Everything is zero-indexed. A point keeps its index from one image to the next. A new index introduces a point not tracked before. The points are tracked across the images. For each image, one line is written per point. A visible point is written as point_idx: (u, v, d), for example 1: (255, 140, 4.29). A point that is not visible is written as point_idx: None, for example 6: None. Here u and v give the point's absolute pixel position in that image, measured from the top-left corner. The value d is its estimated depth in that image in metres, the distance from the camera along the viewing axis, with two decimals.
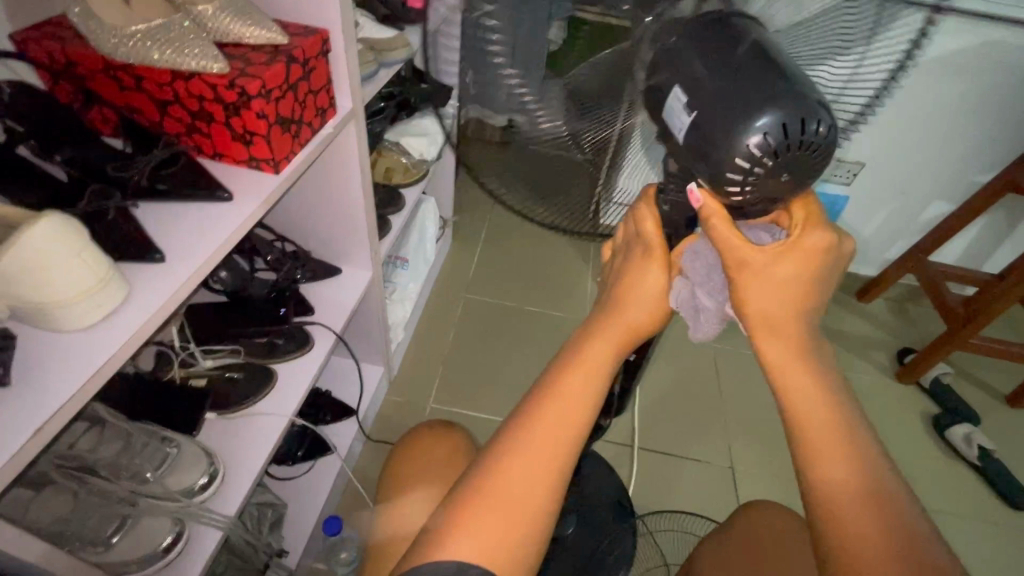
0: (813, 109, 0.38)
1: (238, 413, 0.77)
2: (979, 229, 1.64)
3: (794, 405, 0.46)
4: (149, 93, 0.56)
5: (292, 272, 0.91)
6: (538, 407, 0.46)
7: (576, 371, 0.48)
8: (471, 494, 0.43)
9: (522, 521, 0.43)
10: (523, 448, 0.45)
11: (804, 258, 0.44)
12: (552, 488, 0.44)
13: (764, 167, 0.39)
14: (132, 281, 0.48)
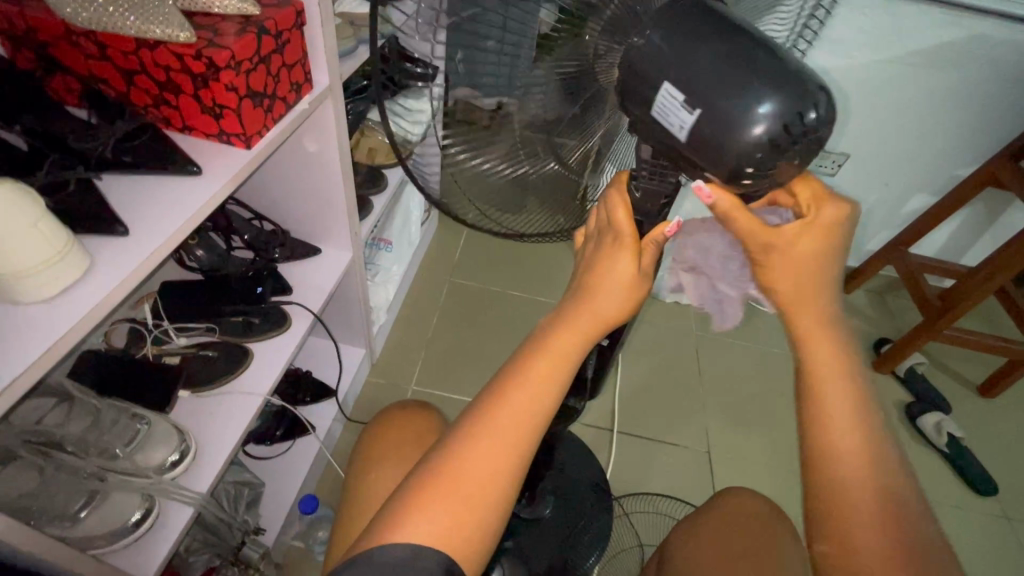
0: (811, 95, 0.38)
1: (211, 391, 0.76)
2: (958, 222, 1.67)
3: (812, 367, 0.48)
4: (113, 62, 0.54)
5: (268, 252, 0.90)
6: (502, 391, 0.46)
7: (546, 359, 0.48)
8: (430, 477, 0.43)
9: (480, 501, 0.43)
10: (489, 432, 0.44)
11: (821, 234, 0.46)
12: (512, 469, 0.45)
13: (770, 155, 0.39)
14: (94, 255, 0.47)
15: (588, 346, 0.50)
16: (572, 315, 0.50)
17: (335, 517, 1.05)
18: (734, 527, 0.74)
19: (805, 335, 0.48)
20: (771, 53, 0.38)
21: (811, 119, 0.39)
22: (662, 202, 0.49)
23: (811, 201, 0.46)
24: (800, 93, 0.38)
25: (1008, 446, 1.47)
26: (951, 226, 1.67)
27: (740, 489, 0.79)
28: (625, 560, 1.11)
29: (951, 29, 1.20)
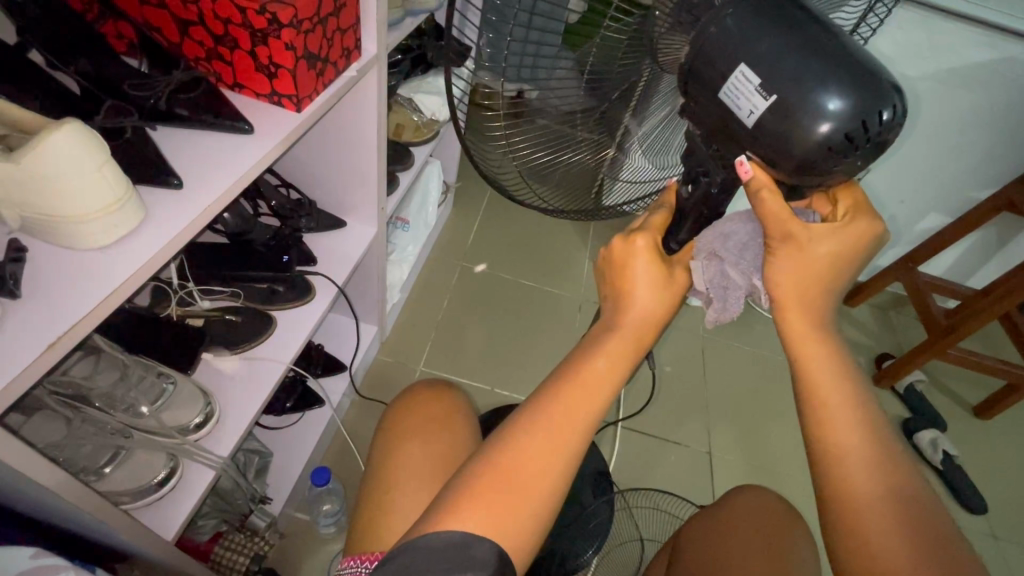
0: (887, 99, 0.40)
1: (234, 355, 0.76)
2: (969, 244, 1.69)
3: (808, 376, 0.51)
4: (170, 11, 0.53)
5: (295, 221, 0.89)
6: (557, 393, 0.46)
7: (605, 358, 0.48)
8: (482, 471, 0.43)
9: (529, 500, 0.42)
10: (550, 428, 0.44)
11: (847, 239, 0.48)
12: (559, 478, 0.44)
13: (839, 147, 0.40)
14: (148, 206, 0.46)
15: (643, 347, 0.50)
16: (630, 309, 0.49)
17: (343, 491, 1.05)
18: (756, 526, 0.75)
19: (802, 351, 0.51)
20: (847, 62, 0.39)
21: (879, 123, 0.40)
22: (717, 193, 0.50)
23: (847, 214, 0.49)
24: (872, 96, 0.39)
25: (1000, 467, 1.50)
26: (962, 247, 1.69)
27: (761, 493, 0.79)
28: (626, 553, 1.12)
29: (985, 50, 1.20)
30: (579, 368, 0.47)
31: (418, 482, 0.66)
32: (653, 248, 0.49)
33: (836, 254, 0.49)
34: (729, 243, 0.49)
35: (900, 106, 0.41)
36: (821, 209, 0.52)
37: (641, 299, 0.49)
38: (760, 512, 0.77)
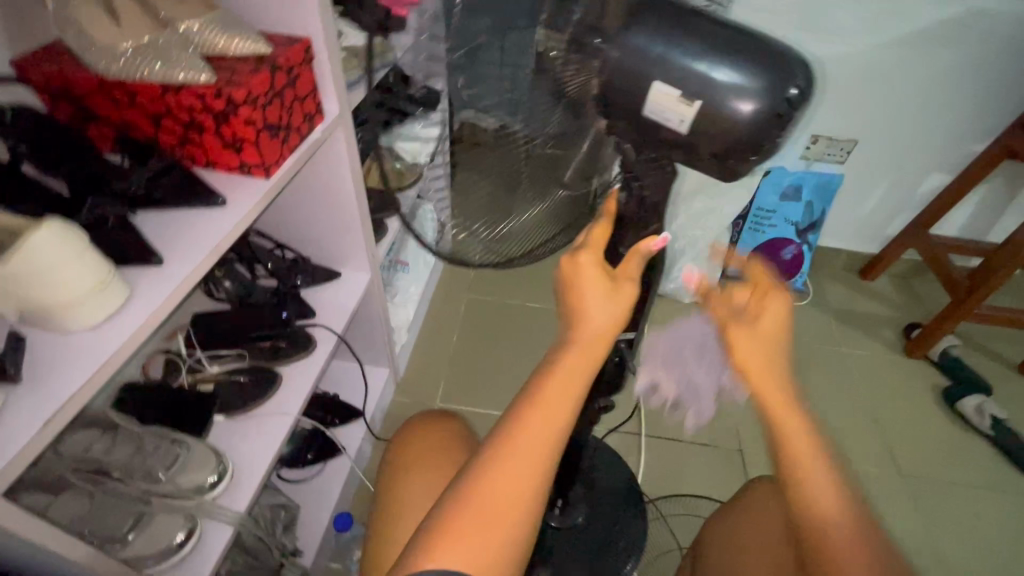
0: (794, 73, 0.41)
1: (244, 414, 0.80)
2: (978, 199, 1.65)
3: (784, 438, 0.49)
4: (142, 108, 0.59)
5: (292, 279, 0.96)
6: (520, 413, 0.47)
7: (565, 372, 0.49)
8: (459, 501, 0.45)
9: (505, 518, 0.44)
10: (519, 452, 0.45)
11: (773, 322, 0.52)
12: (531, 497, 0.45)
13: (774, 117, 0.42)
14: (134, 283, 0.51)
15: (603, 357, 0.51)
16: (584, 322, 0.50)
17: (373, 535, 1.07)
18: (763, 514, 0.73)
19: (782, 419, 0.50)
20: (746, 48, 0.41)
21: (794, 95, 0.42)
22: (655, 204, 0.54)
23: (765, 298, 0.53)
24: (777, 69, 0.41)
25: None
26: (972, 202, 1.66)
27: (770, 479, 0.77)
28: (666, 565, 1.09)
29: None
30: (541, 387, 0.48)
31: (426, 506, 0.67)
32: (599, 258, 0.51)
33: (775, 328, 0.52)
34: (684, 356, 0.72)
35: (808, 79, 0.43)
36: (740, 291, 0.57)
37: (589, 314, 0.50)
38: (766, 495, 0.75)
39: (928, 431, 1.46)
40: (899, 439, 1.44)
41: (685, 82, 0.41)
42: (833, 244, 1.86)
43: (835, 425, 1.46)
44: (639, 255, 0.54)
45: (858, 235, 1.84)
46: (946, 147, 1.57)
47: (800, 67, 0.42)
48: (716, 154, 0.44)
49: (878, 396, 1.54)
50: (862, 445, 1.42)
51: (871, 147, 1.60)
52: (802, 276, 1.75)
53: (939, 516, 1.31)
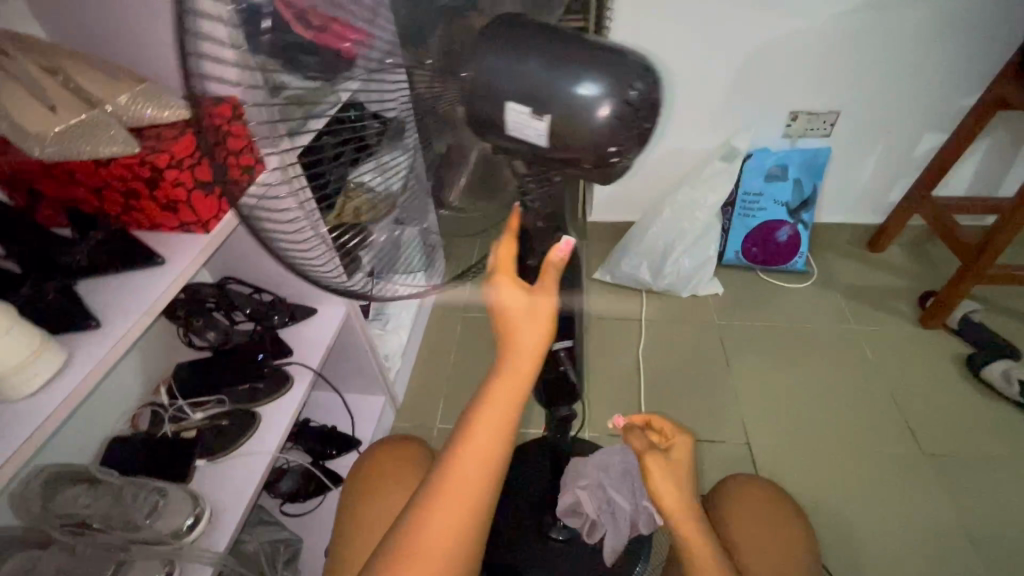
0: (633, 72, 0.41)
1: (224, 457, 0.83)
2: (982, 154, 1.57)
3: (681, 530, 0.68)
4: (81, 183, 0.64)
5: (270, 320, 0.98)
6: (453, 453, 0.48)
7: (493, 408, 0.50)
8: (399, 546, 0.46)
9: (445, 559, 0.46)
10: (454, 493, 0.47)
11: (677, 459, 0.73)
12: (468, 533, 0.47)
13: (626, 116, 0.41)
14: (74, 349, 0.55)
15: (530, 383, 0.51)
16: (509, 353, 0.51)
17: None
18: (690, 480, 0.75)
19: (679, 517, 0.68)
20: (585, 54, 0.40)
21: (635, 96, 0.41)
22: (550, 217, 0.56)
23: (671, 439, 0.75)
24: (618, 69, 0.40)
25: None
26: (976, 158, 1.57)
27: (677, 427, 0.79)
28: None
29: None
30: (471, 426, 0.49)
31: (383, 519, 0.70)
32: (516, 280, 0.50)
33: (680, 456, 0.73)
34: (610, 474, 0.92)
35: (652, 76, 0.43)
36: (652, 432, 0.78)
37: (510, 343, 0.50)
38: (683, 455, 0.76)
39: (952, 404, 1.39)
40: (922, 416, 1.37)
41: (529, 102, 0.40)
42: (833, 219, 1.79)
43: (848, 406, 1.41)
44: (552, 269, 0.52)
45: (860, 207, 1.77)
46: (936, 106, 1.52)
47: (636, 72, 0.41)
48: (589, 161, 0.43)
49: (894, 372, 1.47)
50: (883, 426, 1.36)
51: (855, 115, 1.55)
52: (801, 257, 1.69)
53: (968, 492, 1.24)
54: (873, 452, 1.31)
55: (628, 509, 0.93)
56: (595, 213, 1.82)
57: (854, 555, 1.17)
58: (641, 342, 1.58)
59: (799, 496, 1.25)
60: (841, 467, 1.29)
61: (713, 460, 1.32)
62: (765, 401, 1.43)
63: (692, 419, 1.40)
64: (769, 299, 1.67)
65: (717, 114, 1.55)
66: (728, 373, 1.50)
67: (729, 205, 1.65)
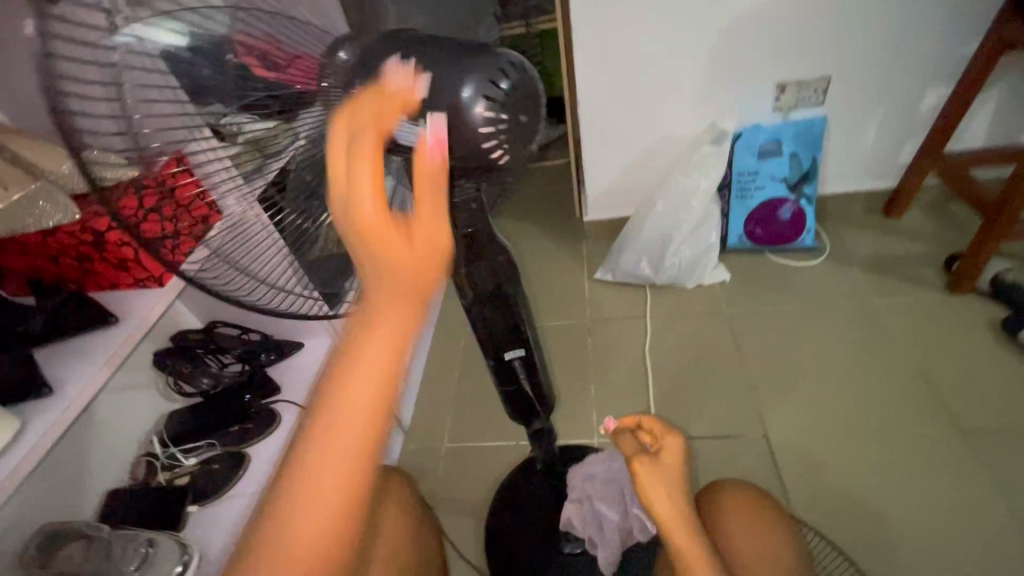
0: (499, 68, 0.42)
1: (214, 501, 0.87)
2: (995, 103, 1.46)
3: (674, 543, 0.59)
4: (38, 254, 0.67)
5: (257, 358, 1.00)
6: (331, 394, 0.41)
7: (364, 363, 0.41)
8: (280, 500, 0.42)
9: (334, 510, 0.42)
10: (324, 458, 0.41)
11: (671, 462, 0.65)
12: (360, 486, 0.42)
13: (501, 118, 0.42)
14: (31, 416, 0.57)
15: (411, 328, 0.41)
16: (376, 293, 0.40)
17: None
18: (684, 482, 0.65)
19: (669, 526, 0.60)
20: (452, 59, 0.41)
21: (508, 87, 0.42)
22: (471, 233, 0.54)
23: (662, 438, 0.68)
24: (482, 70, 0.41)
25: None
26: (990, 107, 1.47)
27: (670, 424, 0.69)
28: None
29: None
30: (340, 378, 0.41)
31: (363, 514, 0.76)
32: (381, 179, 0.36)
33: (675, 458, 0.65)
34: (599, 491, 0.91)
35: (522, 70, 0.44)
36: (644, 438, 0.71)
37: (371, 270, 0.39)
38: (677, 455, 0.66)
39: (988, 374, 1.30)
40: (956, 390, 1.28)
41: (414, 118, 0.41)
42: (842, 188, 1.70)
43: (873, 386, 1.33)
44: (424, 177, 0.40)
45: (870, 174, 1.67)
46: (936, 59, 1.43)
47: (509, 63, 0.43)
48: (476, 162, 0.45)
49: (922, 345, 1.38)
50: (912, 405, 1.27)
51: (849, 79, 1.47)
52: (810, 233, 1.61)
53: (1014, 468, 1.15)
54: (904, 433, 1.23)
55: (617, 519, 0.89)
56: (590, 212, 1.78)
57: (890, 546, 1.09)
58: (648, 339, 1.53)
59: (825, 487, 1.18)
60: (869, 451, 1.22)
61: (731, 456, 1.26)
62: (782, 388, 1.37)
63: (706, 414, 1.35)
64: (779, 280, 1.60)
65: (700, 97, 1.50)
66: (741, 363, 1.44)
67: (725, 187, 1.59)
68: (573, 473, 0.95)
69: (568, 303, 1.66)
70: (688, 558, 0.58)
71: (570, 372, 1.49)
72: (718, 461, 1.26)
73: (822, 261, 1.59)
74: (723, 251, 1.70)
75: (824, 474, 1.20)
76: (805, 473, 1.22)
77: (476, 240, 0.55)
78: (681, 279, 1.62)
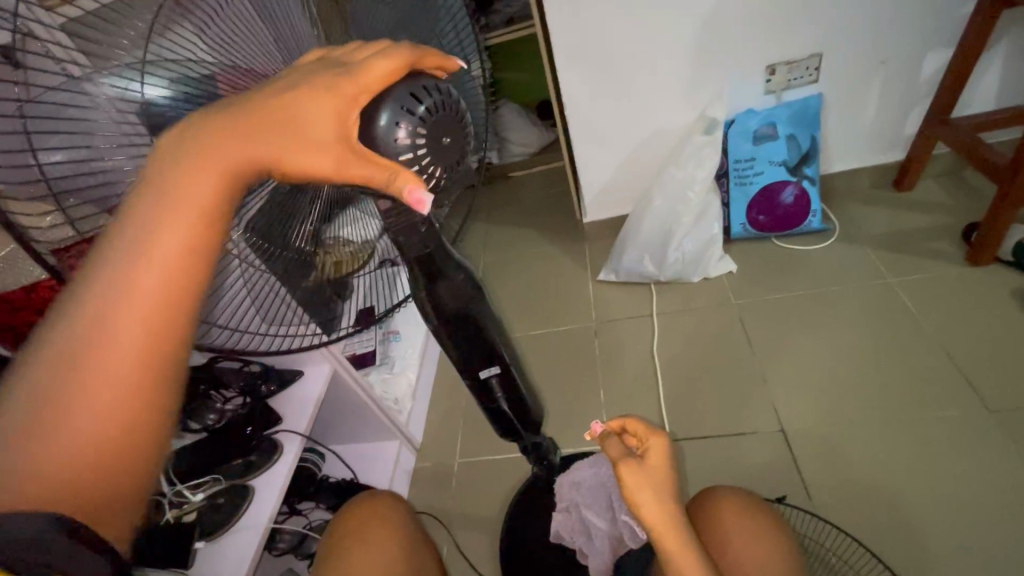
0: (415, 91, 0.42)
1: (222, 535, 0.87)
2: (1000, 62, 1.40)
3: (665, 549, 0.60)
4: None
5: (258, 390, 1.02)
6: (120, 288, 0.39)
7: (174, 220, 0.39)
8: (50, 407, 0.38)
9: (115, 420, 0.39)
10: (117, 315, 0.39)
11: (658, 462, 0.64)
12: (149, 396, 0.40)
13: (423, 140, 0.43)
14: None
15: (223, 213, 0.40)
16: (209, 153, 0.39)
17: None
18: (673, 483, 0.64)
19: (659, 532, 0.60)
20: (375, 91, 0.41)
21: (425, 111, 0.43)
22: (431, 253, 0.56)
23: (646, 438, 0.66)
24: (396, 95, 0.42)
25: None
26: (995, 68, 1.40)
27: (654, 424, 0.68)
28: None
29: None
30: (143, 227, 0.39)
31: (356, 540, 0.74)
32: (321, 109, 0.38)
33: (662, 458, 0.65)
34: (584, 495, 0.89)
35: (440, 89, 0.44)
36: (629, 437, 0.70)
37: (229, 149, 0.38)
38: (663, 456, 0.65)
39: (1017, 348, 1.23)
40: (983, 367, 1.22)
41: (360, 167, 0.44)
42: (848, 165, 1.64)
43: (894, 369, 1.27)
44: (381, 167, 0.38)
45: (875, 148, 1.61)
46: (931, 24, 1.37)
47: (424, 86, 0.43)
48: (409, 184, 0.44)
49: (943, 322, 1.32)
50: (937, 386, 1.21)
51: (841, 54, 1.42)
52: (817, 215, 1.55)
53: None
54: (929, 417, 1.18)
55: (606, 526, 0.86)
56: (589, 212, 1.76)
57: (920, 538, 1.04)
58: (656, 338, 1.49)
59: (848, 479, 1.13)
60: (892, 439, 1.17)
61: (748, 453, 1.22)
62: (798, 378, 1.32)
63: (720, 411, 1.31)
64: (788, 267, 1.55)
65: (687, 88, 1.47)
66: (754, 355, 1.39)
67: (723, 175, 1.55)
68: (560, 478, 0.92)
69: (574, 307, 1.64)
70: (679, 562, 0.59)
71: (578, 377, 1.47)
72: (735, 459, 1.22)
73: (831, 243, 1.54)
74: (729, 240, 1.66)
75: (846, 465, 1.15)
76: (825, 465, 1.16)
77: (435, 262, 0.57)
78: (685, 274, 1.58)
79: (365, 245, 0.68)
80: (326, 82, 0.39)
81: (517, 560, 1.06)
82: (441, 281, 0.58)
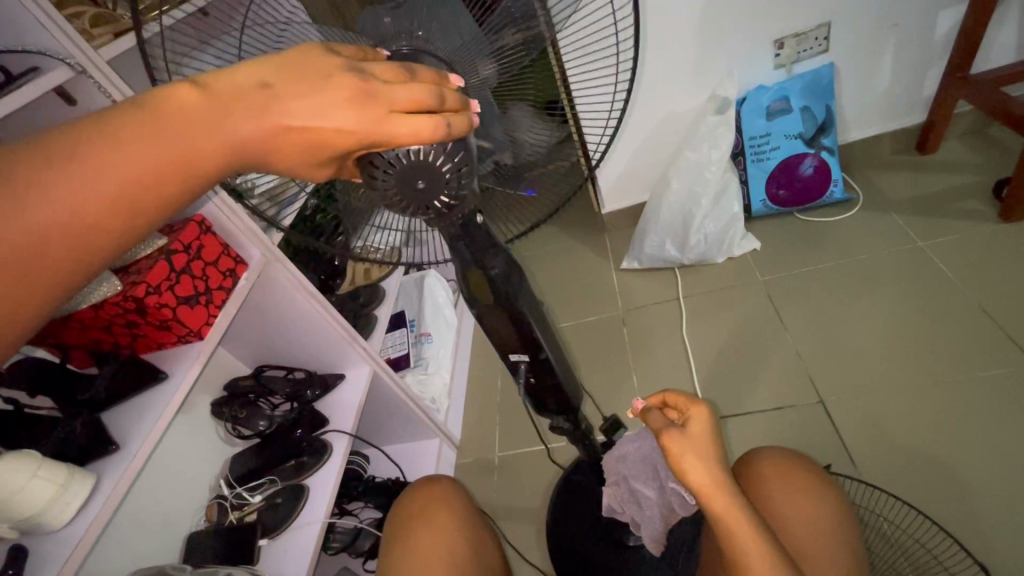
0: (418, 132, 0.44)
1: (283, 533, 0.92)
2: (1016, 13, 1.37)
3: (715, 512, 0.60)
4: (94, 327, 0.74)
5: (305, 395, 1.04)
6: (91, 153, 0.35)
7: (177, 128, 0.37)
8: None
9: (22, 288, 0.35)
10: (24, 221, 0.34)
11: (701, 429, 0.65)
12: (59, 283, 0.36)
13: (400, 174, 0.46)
14: (102, 473, 0.65)
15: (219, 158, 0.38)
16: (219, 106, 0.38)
17: None
18: (719, 449, 0.64)
19: (707, 494, 0.60)
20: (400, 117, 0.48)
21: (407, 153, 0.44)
22: (463, 241, 0.58)
23: (689, 410, 0.67)
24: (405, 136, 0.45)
25: None
26: (1010, 20, 1.38)
27: (693, 395, 0.69)
28: None
29: None
30: (103, 140, 0.35)
31: (422, 520, 0.77)
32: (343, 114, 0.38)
33: (708, 423, 0.65)
34: (629, 465, 0.90)
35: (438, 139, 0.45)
36: (671, 412, 0.73)
37: (237, 114, 0.37)
38: (703, 423, 0.65)
39: None
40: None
41: None
42: (867, 133, 1.62)
43: (931, 332, 1.25)
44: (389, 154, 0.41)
45: (893, 113, 1.59)
46: None
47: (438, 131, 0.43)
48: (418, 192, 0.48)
49: (980, 281, 1.29)
50: (977, 346, 1.19)
51: (849, 21, 1.41)
52: (838, 185, 1.53)
53: None
54: (972, 377, 1.16)
55: (656, 496, 0.86)
56: (607, 202, 1.78)
57: (971, 502, 1.02)
58: (685, 321, 1.49)
59: (892, 447, 1.12)
60: (937, 404, 1.15)
61: (788, 427, 1.22)
62: (833, 350, 1.31)
63: (755, 388, 1.31)
64: (814, 239, 1.53)
65: (695, 70, 1.48)
66: (786, 329, 1.39)
67: (738, 154, 1.55)
68: (606, 456, 0.96)
69: (599, 297, 1.65)
70: (728, 521, 0.59)
71: (610, 364, 1.48)
72: (774, 433, 1.22)
73: (855, 213, 1.52)
74: (750, 219, 1.65)
75: (888, 432, 1.14)
76: (867, 433, 1.15)
77: (471, 250, 0.59)
78: (709, 255, 1.58)
79: (392, 249, 0.69)
80: (355, 103, 0.39)
81: (565, 547, 1.08)
82: (469, 272, 0.61)
